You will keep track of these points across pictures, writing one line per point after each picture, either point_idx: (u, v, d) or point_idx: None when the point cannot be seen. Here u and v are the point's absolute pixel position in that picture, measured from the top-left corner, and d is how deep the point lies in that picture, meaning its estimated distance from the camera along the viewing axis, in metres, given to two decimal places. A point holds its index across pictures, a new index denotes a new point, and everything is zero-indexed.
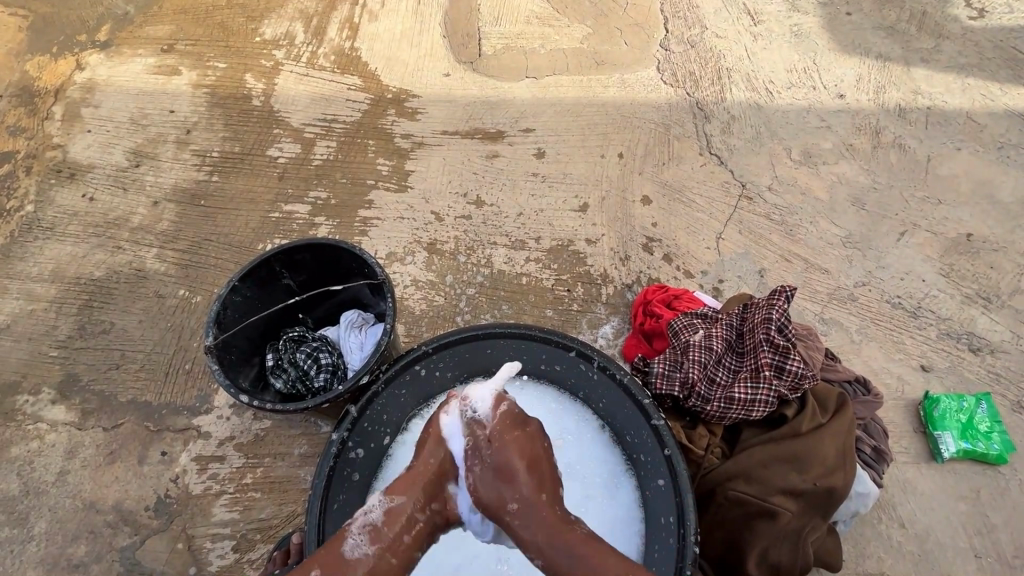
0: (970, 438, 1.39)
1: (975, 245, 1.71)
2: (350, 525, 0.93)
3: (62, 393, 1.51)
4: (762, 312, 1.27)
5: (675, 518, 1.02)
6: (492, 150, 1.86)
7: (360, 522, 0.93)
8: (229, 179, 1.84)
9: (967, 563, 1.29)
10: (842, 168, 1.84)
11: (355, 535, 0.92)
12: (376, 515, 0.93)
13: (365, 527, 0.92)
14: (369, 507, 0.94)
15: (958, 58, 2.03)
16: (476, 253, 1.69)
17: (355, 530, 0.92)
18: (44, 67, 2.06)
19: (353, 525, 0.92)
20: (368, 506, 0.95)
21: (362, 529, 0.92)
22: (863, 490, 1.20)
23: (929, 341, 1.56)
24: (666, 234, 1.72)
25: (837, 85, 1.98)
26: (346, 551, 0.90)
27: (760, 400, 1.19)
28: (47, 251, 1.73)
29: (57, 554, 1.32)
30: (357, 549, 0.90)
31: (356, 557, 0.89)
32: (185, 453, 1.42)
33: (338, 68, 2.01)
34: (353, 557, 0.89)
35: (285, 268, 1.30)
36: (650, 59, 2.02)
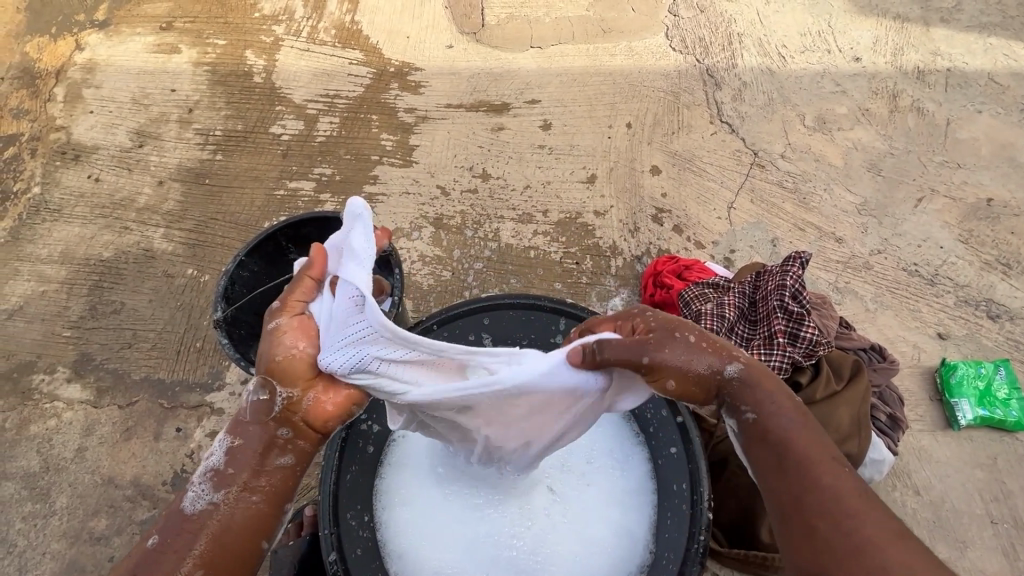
0: (987, 405, 1.37)
1: (996, 210, 1.66)
2: (191, 477, 0.79)
3: (77, 371, 1.53)
4: (776, 279, 1.25)
5: (688, 484, 1.02)
6: (498, 123, 1.82)
7: (201, 470, 0.79)
8: (232, 157, 1.82)
9: (982, 528, 1.28)
10: (858, 133, 1.79)
11: (197, 485, 0.78)
12: (217, 459, 0.80)
13: (206, 475, 0.79)
14: (211, 452, 0.81)
15: (980, 16, 1.95)
16: (483, 228, 1.67)
17: (194, 481, 0.79)
18: (44, 48, 2.04)
19: (194, 476, 0.79)
20: (208, 452, 0.81)
21: (203, 477, 0.79)
22: (877, 457, 1.18)
23: (946, 309, 1.53)
24: (676, 204, 1.68)
25: (853, 48, 1.92)
26: (186, 507, 0.77)
27: (774, 367, 1.17)
28: (56, 233, 1.73)
29: (79, 528, 1.35)
30: (197, 502, 0.77)
31: (196, 510, 0.77)
32: (199, 429, 1.43)
33: (339, 42, 1.97)
34: (194, 509, 0.77)
35: (291, 243, 1.31)
36: (659, 25, 1.96)
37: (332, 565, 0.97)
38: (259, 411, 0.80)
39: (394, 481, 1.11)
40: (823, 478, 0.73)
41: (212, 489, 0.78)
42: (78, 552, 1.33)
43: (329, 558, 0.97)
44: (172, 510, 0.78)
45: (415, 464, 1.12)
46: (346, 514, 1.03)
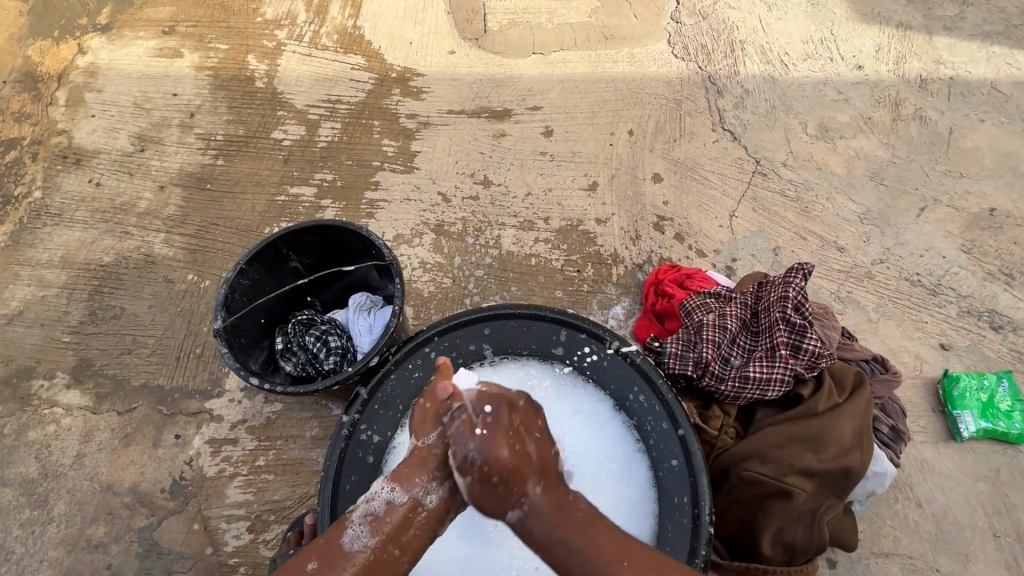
0: (990, 417, 1.36)
1: (999, 220, 1.66)
2: (351, 515, 0.86)
3: (76, 377, 1.52)
4: (778, 290, 1.24)
5: (689, 497, 1.02)
6: (500, 129, 1.82)
7: (361, 511, 0.86)
8: (234, 162, 1.82)
9: (985, 542, 1.27)
10: (860, 142, 1.79)
11: (356, 525, 0.85)
12: (379, 504, 0.87)
13: (366, 517, 0.86)
14: (371, 496, 0.88)
15: (983, 25, 1.95)
16: (484, 235, 1.67)
17: (355, 520, 0.85)
18: (46, 52, 2.04)
19: (354, 514, 0.86)
20: (371, 494, 0.89)
21: (363, 519, 0.85)
22: (879, 470, 1.18)
23: (949, 319, 1.52)
24: (678, 212, 1.68)
25: (856, 56, 1.91)
26: (345, 544, 0.83)
27: (776, 380, 1.17)
28: (56, 238, 1.73)
29: (77, 535, 1.35)
30: (356, 542, 0.83)
31: (355, 549, 0.83)
32: (198, 436, 1.43)
33: (341, 47, 1.97)
34: (352, 549, 0.83)
35: (292, 251, 1.30)
36: (661, 32, 1.96)
37: None
38: (426, 460, 0.91)
39: None
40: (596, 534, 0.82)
41: (371, 533, 0.84)
42: (76, 560, 1.32)
43: None
44: (331, 540, 0.84)
45: None
46: None
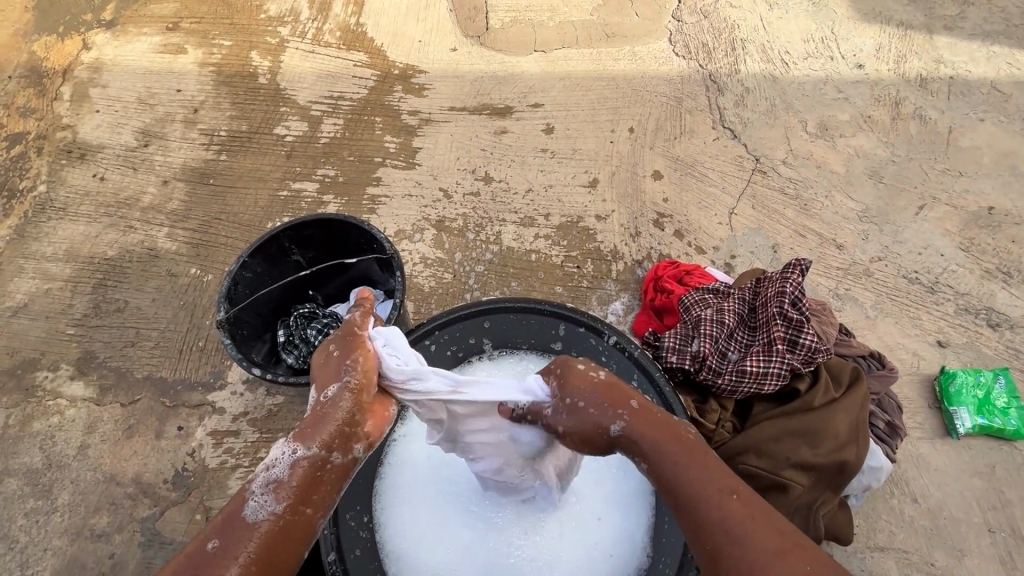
0: (986, 414, 1.37)
1: (997, 219, 1.66)
2: (249, 485, 0.76)
3: (80, 369, 1.54)
4: (776, 286, 1.25)
5: None
6: (501, 126, 1.83)
7: (263, 481, 0.76)
8: (237, 158, 1.83)
9: (980, 537, 1.28)
10: (860, 140, 1.79)
11: (258, 496, 0.76)
12: (281, 470, 0.78)
13: (269, 486, 0.76)
14: (272, 462, 0.79)
15: (983, 25, 1.96)
16: (485, 231, 1.68)
17: (256, 490, 0.76)
18: (51, 48, 2.05)
19: (253, 484, 0.76)
20: (271, 461, 0.79)
21: (264, 489, 0.76)
22: (875, 465, 1.19)
23: (946, 317, 1.53)
24: (678, 209, 1.69)
25: (856, 55, 1.92)
26: (248, 515, 0.74)
27: (772, 374, 1.18)
28: (61, 231, 1.74)
29: (80, 525, 1.36)
30: (261, 511, 0.75)
31: (260, 519, 0.74)
32: (201, 428, 1.44)
33: (344, 44, 1.98)
34: (257, 519, 0.74)
35: (294, 244, 1.31)
36: (662, 31, 1.97)
37: (332, 565, 0.97)
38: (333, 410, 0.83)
39: (396, 481, 1.11)
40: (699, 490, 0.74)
41: (277, 499, 0.76)
42: (79, 549, 1.34)
43: (329, 558, 0.97)
44: (231, 515, 0.74)
45: (416, 465, 1.13)
46: (347, 514, 1.03)
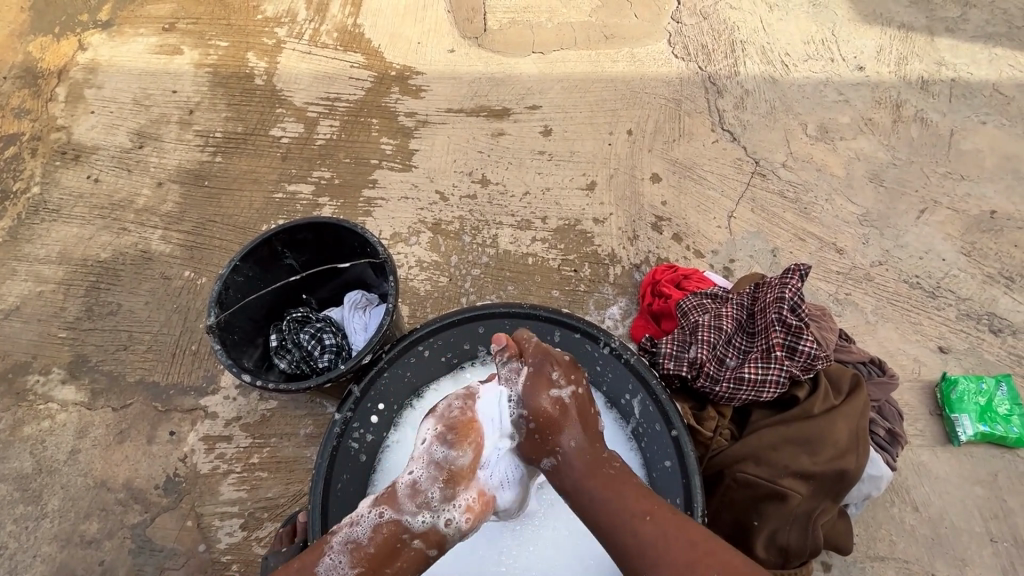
0: (988, 421, 1.35)
1: (999, 223, 1.65)
2: (329, 540, 0.86)
3: (72, 373, 1.52)
4: (775, 291, 1.23)
5: (682, 500, 1.00)
6: (498, 128, 1.82)
7: (342, 537, 0.86)
8: (232, 160, 1.82)
9: (982, 547, 1.26)
10: (860, 143, 1.78)
11: (335, 553, 0.85)
12: (361, 530, 0.87)
13: (347, 544, 0.86)
14: (355, 521, 0.89)
15: (985, 27, 1.94)
16: (481, 234, 1.66)
17: (334, 547, 0.85)
18: (47, 48, 2.04)
19: (334, 541, 0.86)
20: (355, 519, 0.89)
21: (343, 547, 0.85)
22: (875, 473, 1.17)
23: (947, 322, 1.51)
24: (676, 212, 1.67)
25: (857, 57, 1.91)
26: (320, 573, 0.83)
27: (771, 382, 1.16)
28: (54, 233, 1.73)
29: (70, 531, 1.35)
30: (334, 569, 0.84)
31: None
32: (193, 433, 1.43)
33: (340, 45, 1.97)
34: None
35: (287, 248, 1.30)
36: (661, 32, 1.95)
37: None
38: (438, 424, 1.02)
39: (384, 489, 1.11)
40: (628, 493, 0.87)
41: (349, 563, 0.84)
42: (69, 556, 1.32)
43: None
44: (310, 565, 0.84)
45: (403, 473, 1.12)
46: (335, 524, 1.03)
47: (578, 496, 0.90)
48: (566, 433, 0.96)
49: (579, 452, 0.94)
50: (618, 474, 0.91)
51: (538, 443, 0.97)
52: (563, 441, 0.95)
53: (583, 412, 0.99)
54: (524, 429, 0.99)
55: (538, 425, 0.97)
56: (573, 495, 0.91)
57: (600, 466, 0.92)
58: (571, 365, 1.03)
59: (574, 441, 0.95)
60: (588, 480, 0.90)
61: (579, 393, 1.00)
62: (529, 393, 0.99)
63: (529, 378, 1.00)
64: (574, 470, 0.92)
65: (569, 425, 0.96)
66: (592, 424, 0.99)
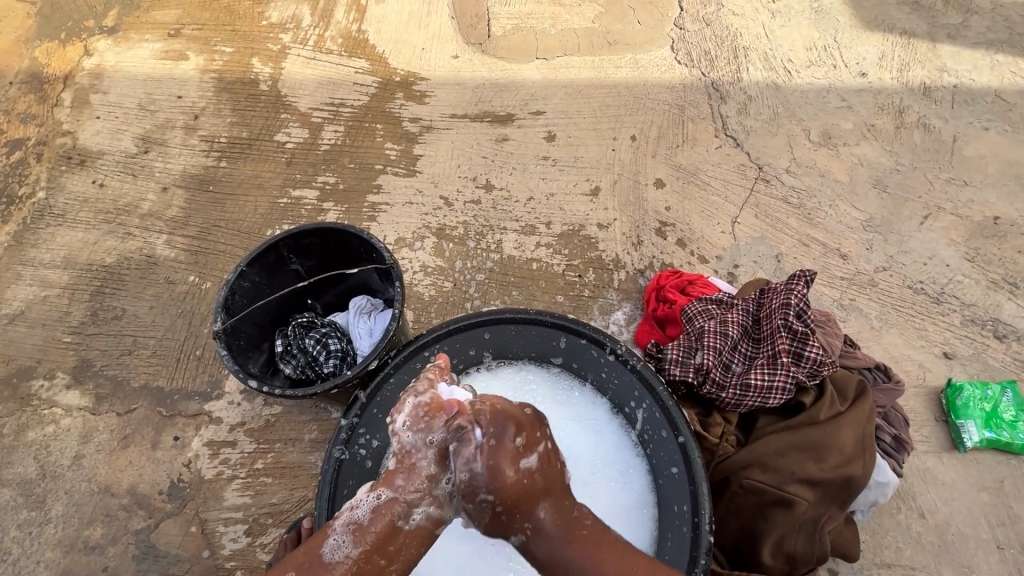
0: (994, 427, 1.35)
1: (1002, 229, 1.65)
2: (334, 522, 0.85)
3: (76, 378, 1.52)
4: (780, 297, 1.23)
5: (689, 506, 1.00)
6: (502, 133, 1.82)
7: (345, 520, 0.86)
8: (237, 165, 1.82)
9: (989, 554, 1.26)
10: (863, 149, 1.78)
11: (338, 534, 0.85)
12: (362, 513, 0.86)
13: (349, 526, 0.85)
14: (356, 503, 0.88)
15: (987, 33, 1.95)
16: (486, 239, 1.66)
17: (337, 529, 0.85)
18: (53, 54, 2.05)
19: (336, 522, 0.85)
20: (356, 502, 0.88)
21: (346, 528, 0.85)
22: (882, 480, 1.16)
23: (952, 328, 1.51)
24: (680, 218, 1.68)
25: (859, 63, 1.91)
26: (326, 554, 0.83)
27: (777, 388, 1.16)
28: (59, 238, 1.73)
29: (74, 536, 1.34)
30: (337, 551, 0.83)
31: (337, 559, 0.83)
32: (197, 438, 1.43)
33: (345, 51, 1.97)
34: (333, 560, 0.83)
35: (293, 253, 1.30)
36: (664, 38, 1.96)
37: None
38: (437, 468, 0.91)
39: None
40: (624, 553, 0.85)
41: (354, 542, 0.84)
42: (73, 561, 1.32)
43: None
44: (313, 549, 0.84)
45: None
46: None
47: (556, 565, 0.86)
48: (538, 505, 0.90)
49: (553, 520, 0.89)
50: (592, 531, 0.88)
51: (505, 523, 0.89)
52: (535, 514, 0.89)
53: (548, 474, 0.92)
54: (488, 512, 0.89)
55: (506, 505, 0.88)
56: (550, 565, 0.87)
57: (574, 529, 0.88)
58: (535, 420, 0.95)
59: (548, 512, 0.90)
60: (564, 548, 0.86)
61: (543, 450, 0.93)
62: (492, 468, 0.88)
63: (491, 447, 0.89)
64: (546, 536, 0.88)
65: (542, 496, 0.90)
66: (558, 481, 0.93)
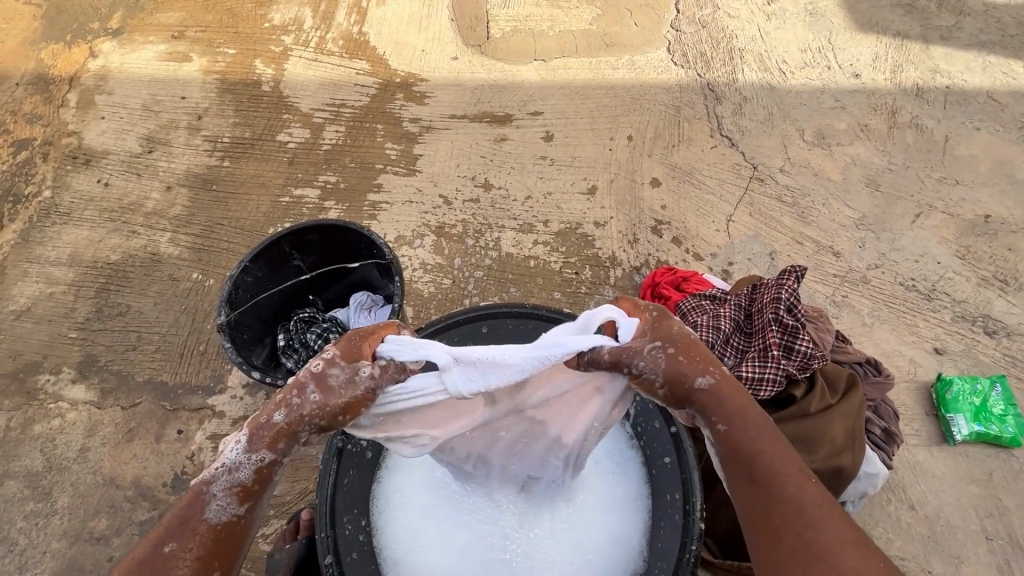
0: (983, 421, 1.37)
1: (993, 227, 1.67)
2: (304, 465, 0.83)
3: (82, 372, 1.55)
4: (772, 292, 1.26)
5: (680, 494, 1.04)
6: (501, 133, 1.85)
7: (225, 484, 0.67)
8: (240, 164, 1.85)
9: (978, 545, 1.28)
10: (857, 149, 1.81)
11: (219, 499, 0.67)
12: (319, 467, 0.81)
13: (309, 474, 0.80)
14: (235, 462, 0.68)
15: (979, 35, 1.98)
16: (484, 237, 1.69)
17: (216, 493, 0.67)
18: (58, 55, 2.08)
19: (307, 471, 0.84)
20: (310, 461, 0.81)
21: (227, 492, 0.67)
22: (871, 471, 1.19)
23: (943, 324, 1.54)
24: (675, 216, 1.70)
25: (853, 64, 1.94)
26: (205, 520, 0.66)
27: (768, 380, 1.18)
28: (64, 236, 1.76)
29: (79, 527, 1.37)
30: (221, 515, 0.67)
31: (216, 525, 0.67)
32: (200, 432, 1.45)
33: (346, 53, 2.01)
34: (212, 527, 0.66)
35: (295, 249, 1.33)
36: (661, 40, 1.99)
37: (328, 567, 1.01)
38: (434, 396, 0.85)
39: (389, 486, 1.11)
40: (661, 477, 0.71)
41: (241, 506, 0.68)
42: (78, 552, 1.34)
43: (324, 561, 1.01)
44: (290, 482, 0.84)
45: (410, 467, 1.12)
46: (343, 518, 1.05)
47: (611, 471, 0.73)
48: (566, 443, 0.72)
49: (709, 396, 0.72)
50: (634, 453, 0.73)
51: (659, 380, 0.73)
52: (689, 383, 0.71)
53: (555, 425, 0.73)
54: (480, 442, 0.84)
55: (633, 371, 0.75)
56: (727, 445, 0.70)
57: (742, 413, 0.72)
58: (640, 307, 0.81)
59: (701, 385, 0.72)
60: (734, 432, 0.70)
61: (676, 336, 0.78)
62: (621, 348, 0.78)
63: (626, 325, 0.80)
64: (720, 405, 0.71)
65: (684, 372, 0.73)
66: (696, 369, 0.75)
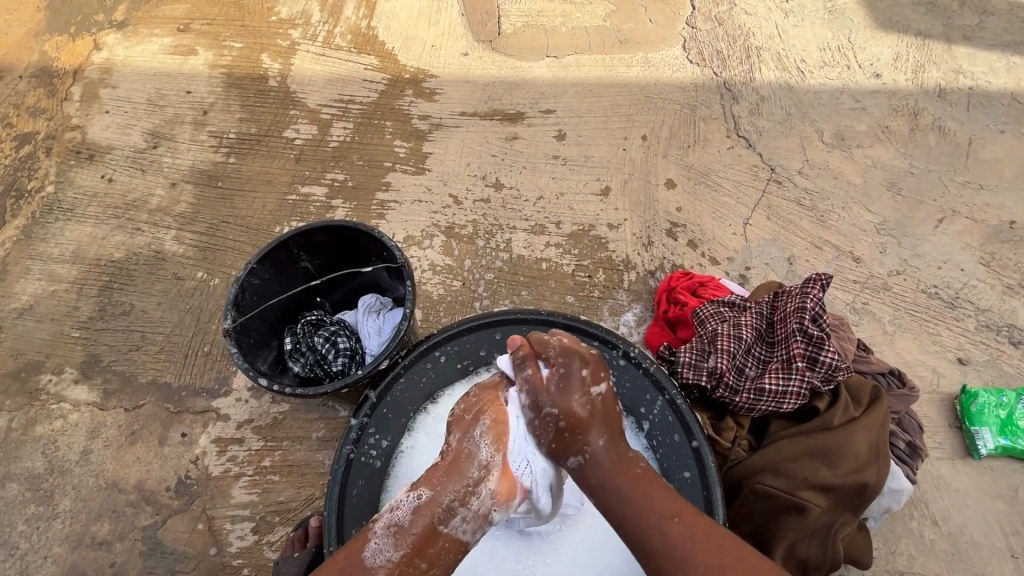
0: (1010, 435, 1.33)
1: (1018, 234, 1.63)
2: (374, 526, 0.85)
3: (84, 373, 1.52)
4: (795, 301, 1.22)
5: (703, 510, 1.00)
6: (512, 132, 1.81)
7: (385, 522, 0.85)
8: (245, 161, 1.82)
9: (1003, 563, 1.24)
10: (878, 151, 1.76)
11: (379, 538, 0.84)
12: (403, 514, 0.86)
13: (390, 528, 0.85)
14: (394, 506, 0.87)
15: (1004, 35, 1.92)
16: (495, 238, 1.65)
17: (378, 531, 0.84)
18: (62, 47, 2.05)
19: (378, 526, 0.85)
20: (395, 504, 0.88)
21: (386, 531, 0.84)
22: (896, 487, 1.15)
23: (967, 333, 1.50)
24: (691, 219, 1.66)
25: (874, 64, 1.89)
26: (367, 557, 0.82)
27: (792, 393, 1.15)
28: (68, 232, 1.73)
29: (81, 532, 1.34)
30: (380, 555, 0.82)
31: (377, 564, 0.82)
32: (205, 435, 1.42)
33: (354, 48, 1.96)
34: (375, 564, 0.81)
35: (303, 251, 1.29)
36: (676, 38, 1.94)
37: None
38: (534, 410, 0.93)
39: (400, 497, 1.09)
40: (653, 493, 0.85)
41: (394, 545, 0.83)
42: (80, 557, 1.32)
43: None
44: (354, 553, 0.83)
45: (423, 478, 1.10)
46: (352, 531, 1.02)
47: (603, 495, 0.87)
48: (593, 433, 0.90)
49: (606, 454, 0.89)
50: (645, 474, 0.88)
51: (566, 441, 0.91)
52: (592, 440, 0.90)
53: (609, 414, 0.93)
54: (551, 428, 0.92)
55: (568, 423, 0.91)
56: (598, 493, 0.88)
57: (629, 466, 0.89)
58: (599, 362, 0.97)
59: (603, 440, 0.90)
60: (615, 479, 0.87)
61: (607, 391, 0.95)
62: (561, 392, 0.92)
63: (559, 378, 0.93)
64: (602, 464, 0.89)
65: (598, 426, 0.91)
66: (616, 424, 0.93)
